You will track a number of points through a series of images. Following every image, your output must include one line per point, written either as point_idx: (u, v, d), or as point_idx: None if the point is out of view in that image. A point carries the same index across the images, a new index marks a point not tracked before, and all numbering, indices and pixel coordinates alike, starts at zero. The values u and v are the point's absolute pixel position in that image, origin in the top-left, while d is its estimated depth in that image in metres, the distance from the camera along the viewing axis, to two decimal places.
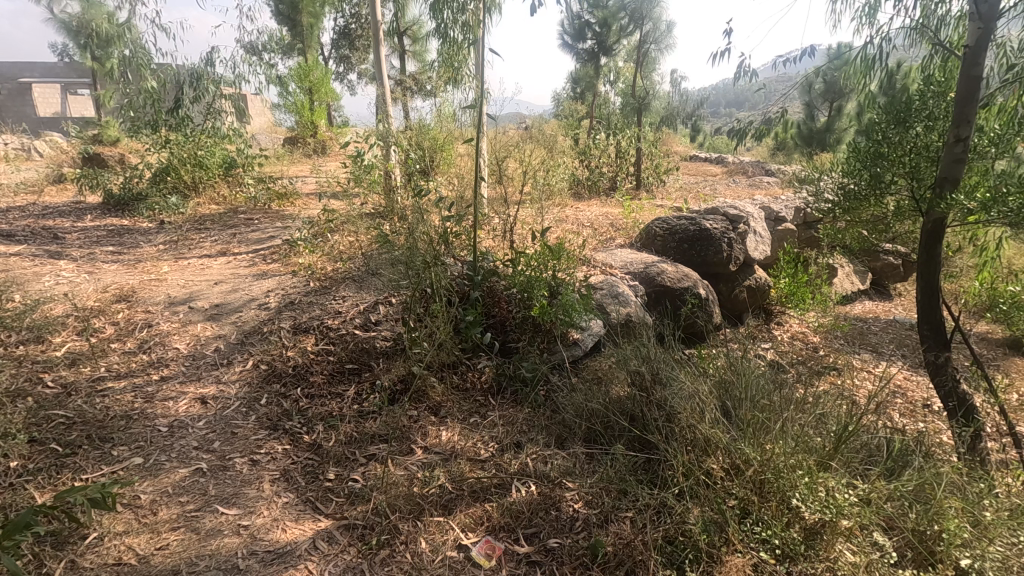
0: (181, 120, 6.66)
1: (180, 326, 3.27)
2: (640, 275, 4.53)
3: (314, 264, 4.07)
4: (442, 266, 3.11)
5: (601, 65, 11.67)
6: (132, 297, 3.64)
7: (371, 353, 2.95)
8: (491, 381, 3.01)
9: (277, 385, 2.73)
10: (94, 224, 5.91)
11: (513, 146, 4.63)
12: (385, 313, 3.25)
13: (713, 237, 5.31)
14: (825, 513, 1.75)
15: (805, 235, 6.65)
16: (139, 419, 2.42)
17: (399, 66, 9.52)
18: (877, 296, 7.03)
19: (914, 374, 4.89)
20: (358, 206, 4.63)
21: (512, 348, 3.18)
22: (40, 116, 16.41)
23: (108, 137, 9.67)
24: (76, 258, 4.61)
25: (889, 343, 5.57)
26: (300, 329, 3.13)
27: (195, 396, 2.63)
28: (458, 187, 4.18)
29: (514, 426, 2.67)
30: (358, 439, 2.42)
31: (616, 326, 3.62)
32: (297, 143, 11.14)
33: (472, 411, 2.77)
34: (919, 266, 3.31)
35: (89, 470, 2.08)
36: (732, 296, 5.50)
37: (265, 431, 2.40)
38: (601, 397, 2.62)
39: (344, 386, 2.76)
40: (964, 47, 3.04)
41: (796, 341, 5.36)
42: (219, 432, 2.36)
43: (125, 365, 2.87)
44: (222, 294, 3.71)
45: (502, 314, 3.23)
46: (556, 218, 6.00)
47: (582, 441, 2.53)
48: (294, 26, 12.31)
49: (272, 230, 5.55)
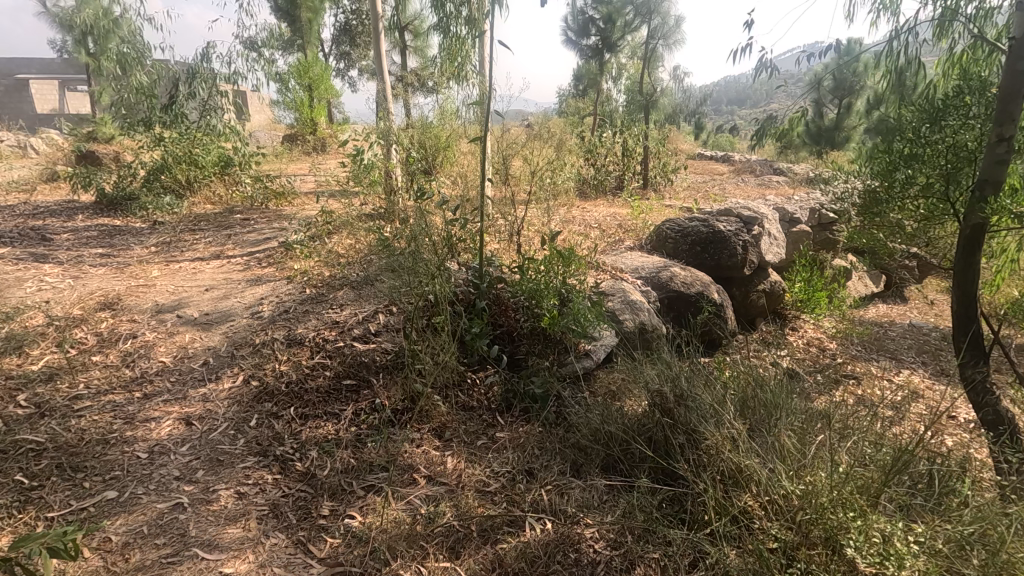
0: (175, 117, 6.48)
1: (166, 337, 3.07)
2: (652, 279, 4.33)
3: (310, 269, 3.87)
4: (447, 274, 2.90)
5: (606, 60, 11.47)
6: (117, 304, 3.44)
7: (371, 368, 2.74)
8: (499, 399, 2.80)
9: (267, 404, 2.52)
10: (85, 224, 5.73)
11: (521, 144, 4.42)
12: (385, 323, 3.04)
13: (727, 239, 5.11)
14: (885, 566, 1.56)
15: (821, 237, 6.35)
16: (116, 444, 2.22)
17: (400, 62, 9.33)
18: (891, 299, 6.84)
19: (935, 385, 4.70)
20: (358, 206, 4.44)
21: (520, 361, 2.98)
22: (36, 113, 16.35)
23: (102, 135, 9.48)
24: (63, 261, 4.41)
25: (908, 350, 5.37)
26: (294, 341, 2.93)
27: (179, 417, 2.43)
28: (463, 188, 4.00)
29: (525, 450, 2.47)
30: (356, 467, 2.21)
31: (631, 336, 3.45)
32: (295, 140, 10.93)
33: (479, 432, 2.57)
34: (955, 273, 3.12)
35: (56, 507, 1.88)
36: (747, 300, 5.26)
37: (254, 458, 2.19)
38: (619, 420, 2.41)
39: (341, 405, 2.55)
40: (1010, 38, 2.81)
41: (811, 348, 5.15)
42: (203, 459, 2.16)
43: (105, 381, 2.67)
44: (213, 301, 3.51)
45: (509, 323, 3.02)
46: (563, 218, 5.82)
47: (599, 468, 2.33)
48: (294, 20, 12.11)
49: (268, 232, 5.34)
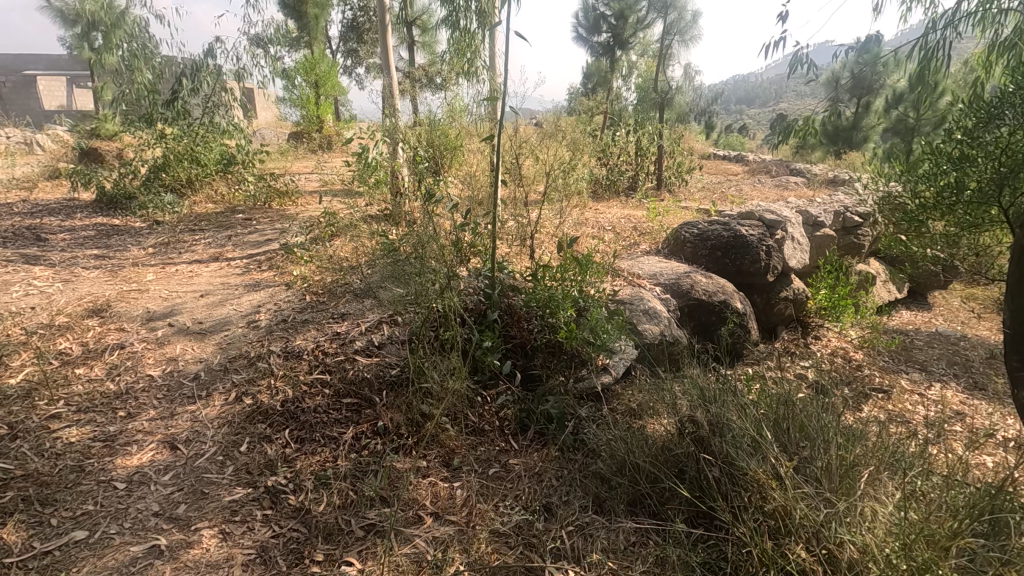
0: (177, 113, 6.32)
1: (156, 348, 2.87)
2: (671, 286, 4.08)
3: (310, 274, 3.66)
4: (456, 285, 2.67)
5: (617, 58, 11.26)
6: (108, 310, 3.25)
7: (373, 385, 2.53)
8: (512, 420, 2.58)
9: (261, 425, 2.32)
10: (82, 224, 5.55)
11: (532, 144, 4.20)
12: (390, 335, 2.84)
13: (750, 244, 4.87)
14: None
15: (845, 241, 6.05)
16: (92, 472, 2.03)
17: (407, 58, 9.12)
18: (915, 305, 6.56)
19: (969, 400, 4.44)
20: (363, 207, 4.25)
21: (535, 378, 2.76)
22: (42, 109, 16.32)
23: (106, 131, 9.35)
24: (55, 263, 4.22)
25: (938, 361, 5.11)
26: (291, 354, 2.73)
27: (164, 441, 2.23)
28: (473, 189, 3.79)
29: (541, 481, 2.25)
30: (355, 501, 2.00)
31: (651, 350, 3.23)
32: (302, 138, 10.82)
33: (490, 459, 2.36)
34: (1007, 286, 2.88)
35: (16, 551, 1.68)
36: (769, 307, 5.02)
37: (242, 490, 1.98)
38: (646, 448, 2.18)
39: (341, 427, 2.33)
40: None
41: (836, 358, 4.89)
42: (186, 492, 1.96)
43: (87, 399, 2.48)
44: (207, 308, 3.30)
45: (522, 335, 2.80)
46: (577, 220, 5.60)
47: (626, 504, 2.10)
48: (300, 17, 11.93)
49: (270, 232, 5.15)
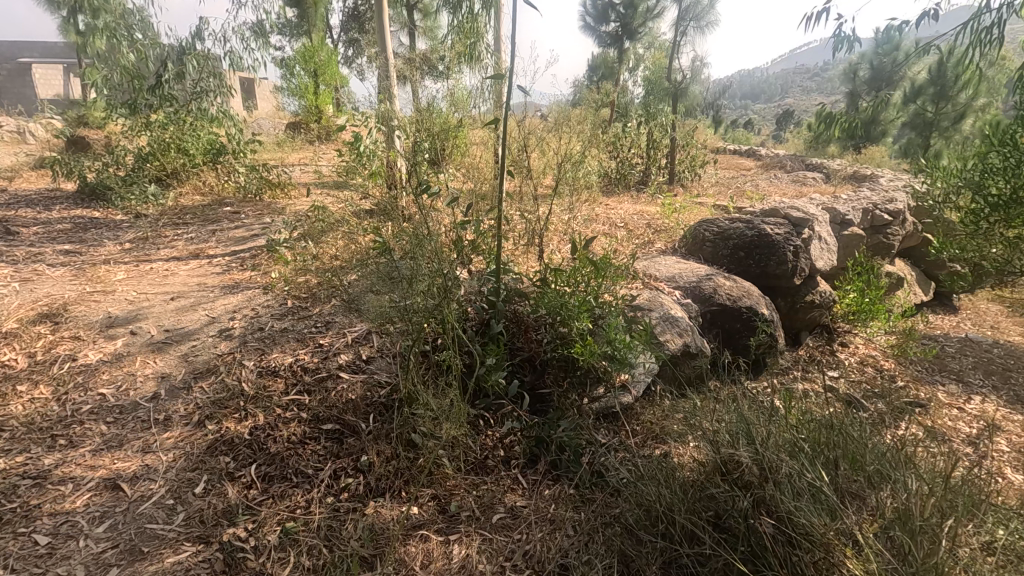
0: (162, 99, 5.94)
1: (112, 360, 2.51)
2: (692, 290, 3.70)
3: (294, 275, 3.29)
4: (454, 293, 2.29)
5: (624, 49, 10.91)
6: (65, 315, 2.88)
7: (358, 410, 2.17)
8: (519, 451, 2.22)
9: (224, 459, 1.96)
10: (59, 216, 5.19)
11: (540, 133, 3.82)
12: (380, 348, 2.48)
13: (776, 244, 4.47)
14: None
15: (873, 241, 5.65)
16: (12, 521, 1.68)
17: (409, 44, 8.70)
18: (942, 309, 6.16)
19: (1013, 415, 4.04)
20: (356, 200, 3.89)
21: (546, 400, 2.39)
22: (41, 97, 16.00)
23: (96, 119, 8.94)
24: (19, 260, 3.86)
25: (974, 370, 4.71)
26: (266, 370, 2.36)
27: (105, 477, 1.87)
28: (474, 181, 3.42)
29: (554, 531, 1.90)
30: (329, 562, 1.64)
31: (672, 365, 2.86)
32: (300, 129, 10.42)
33: (495, 502, 2.00)
34: None
35: None
36: (794, 313, 4.64)
37: (191, 547, 1.63)
38: (681, 494, 1.81)
39: (318, 462, 1.98)
40: None
41: (866, 367, 4.50)
42: (123, 550, 1.60)
43: (24, 423, 2.13)
44: (177, 313, 2.93)
45: (530, 348, 2.42)
46: (587, 215, 5.23)
47: (658, 565, 1.74)
48: (299, 4, 11.53)
49: (256, 227, 4.78)
